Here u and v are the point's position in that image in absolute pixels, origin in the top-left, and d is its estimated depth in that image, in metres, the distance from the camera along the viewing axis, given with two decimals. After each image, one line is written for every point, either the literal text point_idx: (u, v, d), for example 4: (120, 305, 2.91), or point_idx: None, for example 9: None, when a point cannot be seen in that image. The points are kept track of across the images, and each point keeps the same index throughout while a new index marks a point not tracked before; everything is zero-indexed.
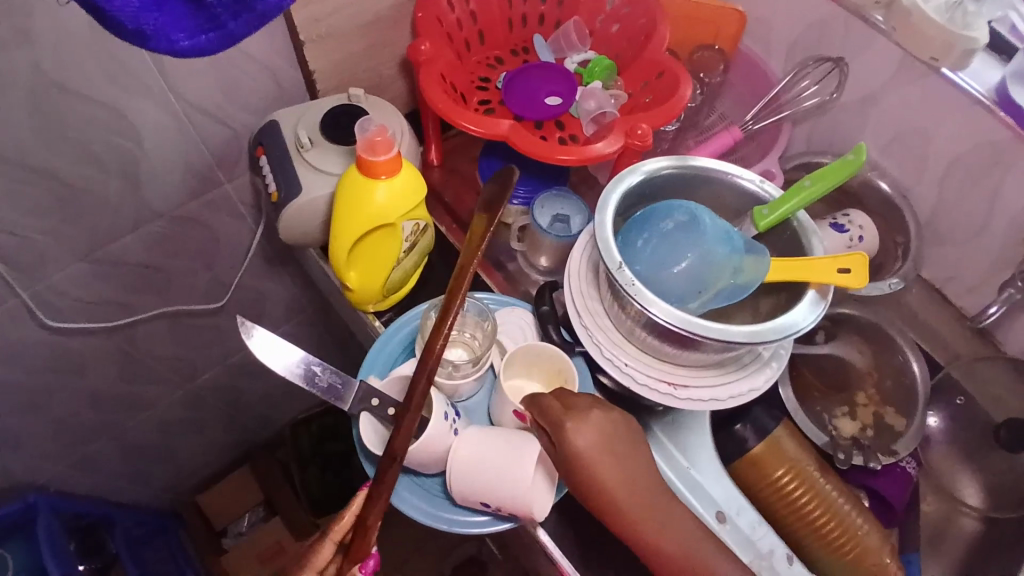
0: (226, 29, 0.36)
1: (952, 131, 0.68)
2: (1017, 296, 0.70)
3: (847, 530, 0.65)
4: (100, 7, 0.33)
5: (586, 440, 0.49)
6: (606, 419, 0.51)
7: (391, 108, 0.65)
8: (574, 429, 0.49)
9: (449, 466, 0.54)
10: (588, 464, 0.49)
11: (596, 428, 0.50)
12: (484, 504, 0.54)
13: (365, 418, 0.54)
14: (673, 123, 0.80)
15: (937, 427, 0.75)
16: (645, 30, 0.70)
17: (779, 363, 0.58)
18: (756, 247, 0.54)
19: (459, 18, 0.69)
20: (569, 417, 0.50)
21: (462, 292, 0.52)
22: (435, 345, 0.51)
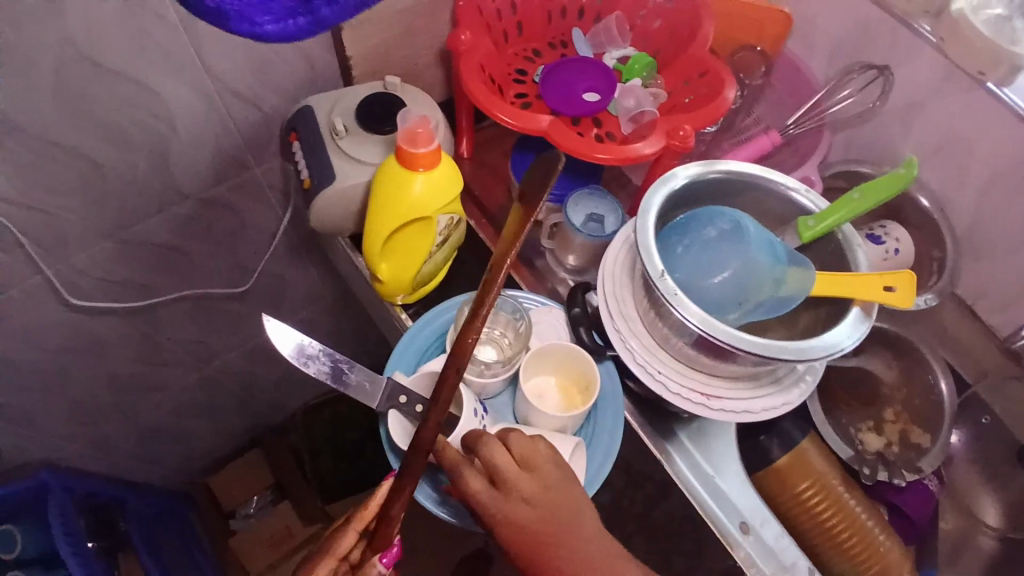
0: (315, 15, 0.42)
1: (998, 145, 0.66)
2: None
3: (870, 546, 0.64)
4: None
5: (511, 522, 0.47)
6: (536, 490, 0.48)
7: (428, 98, 0.64)
8: (501, 513, 0.48)
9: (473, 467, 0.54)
10: (523, 548, 0.47)
11: (523, 506, 0.48)
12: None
13: (394, 417, 0.54)
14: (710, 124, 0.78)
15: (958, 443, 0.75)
16: (688, 28, 0.69)
17: (814, 377, 0.57)
18: (800, 258, 0.53)
19: (499, 7, 0.68)
20: (492, 498, 0.48)
21: (496, 288, 0.50)
22: (468, 337, 0.49)
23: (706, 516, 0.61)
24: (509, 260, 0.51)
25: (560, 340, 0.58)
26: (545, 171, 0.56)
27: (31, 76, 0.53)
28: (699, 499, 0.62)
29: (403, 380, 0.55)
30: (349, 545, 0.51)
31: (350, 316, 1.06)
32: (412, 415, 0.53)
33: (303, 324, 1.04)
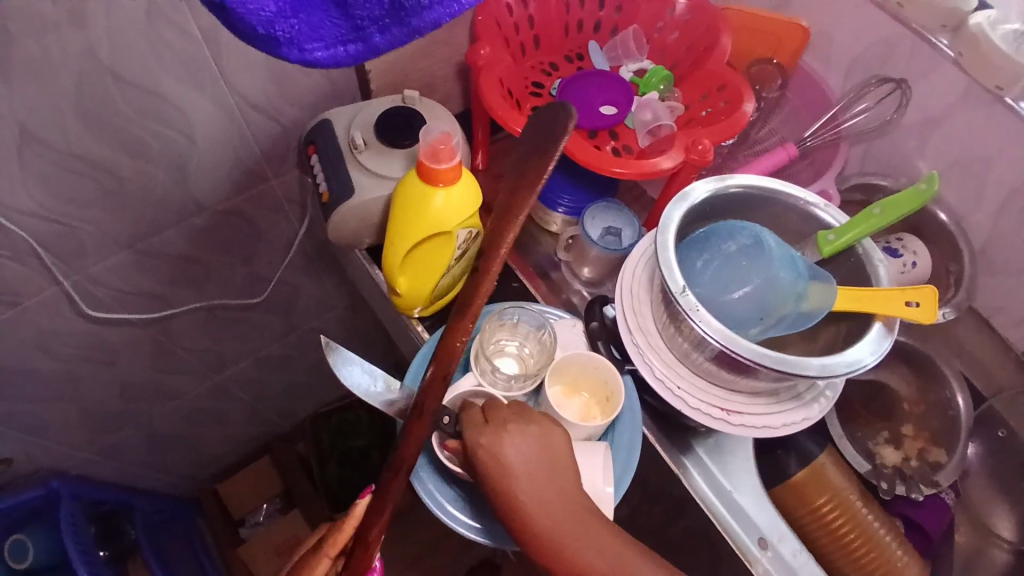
0: (369, 42, 0.34)
1: (1014, 161, 0.66)
2: None
3: (887, 562, 0.64)
4: (229, 7, 0.29)
5: (492, 453, 0.46)
6: (527, 432, 0.48)
7: (444, 111, 0.64)
8: (486, 442, 0.47)
9: None
10: (495, 480, 0.46)
11: (512, 443, 0.47)
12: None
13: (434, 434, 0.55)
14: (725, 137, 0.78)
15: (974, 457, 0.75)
16: (706, 43, 0.69)
17: (833, 393, 0.57)
18: (822, 274, 0.52)
19: (517, 21, 0.68)
20: (481, 427, 0.48)
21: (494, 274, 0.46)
22: (455, 344, 0.47)
23: (724, 531, 0.61)
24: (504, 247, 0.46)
25: (595, 354, 0.58)
26: (544, 135, 0.49)
27: (54, 90, 0.53)
28: (717, 513, 0.61)
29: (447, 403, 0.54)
30: (324, 571, 0.51)
31: (361, 325, 1.07)
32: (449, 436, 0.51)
33: (314, 334, 1.04)
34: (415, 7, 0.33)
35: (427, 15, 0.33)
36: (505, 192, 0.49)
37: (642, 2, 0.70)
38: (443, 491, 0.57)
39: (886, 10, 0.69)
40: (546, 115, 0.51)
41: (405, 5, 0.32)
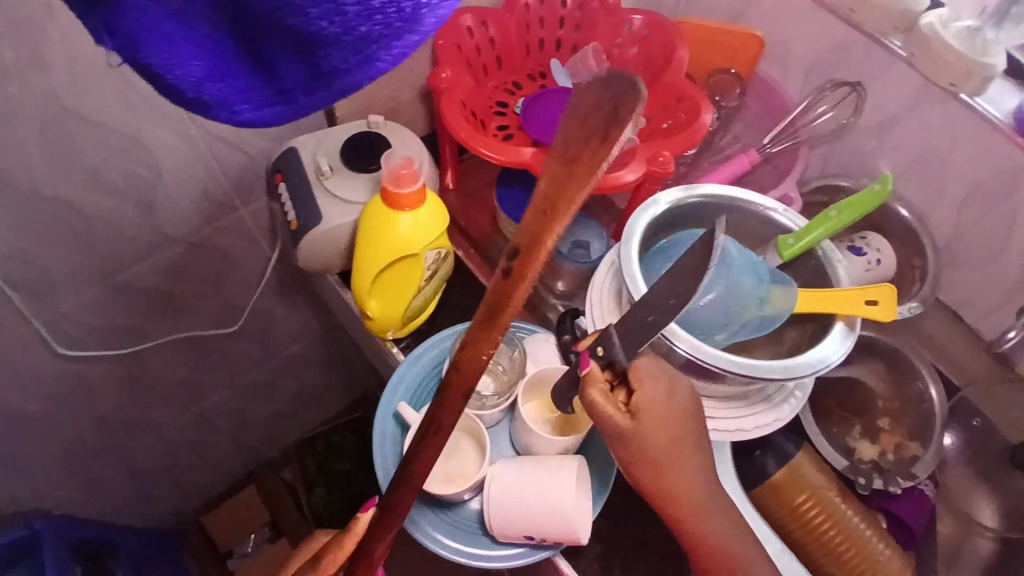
0: (297, 103, 0.31)
1: (968, 157, 0.68)
2: None
3: (869, 556, 0.64)
4: (157, 72, 0.29)
5: (665, 416, 0.46)
6: (668, 410, 0.46)
7: (410, 134, 0.64)
8: (659, 405, 0.46)
9: (499, 507, 0.52)
10: (662, 445, 0.46)
11: (658, 419, 0.46)
12: (530, 537, 0.52)
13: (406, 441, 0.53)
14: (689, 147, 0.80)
15: (952, 446, 0.76)
16: (663, 56, 0.71)
17: (802, 393, 0.58)
18: (782, 277, 0.54)
19: (478, 43, 0.69)
20: (657, 397, 0.46)
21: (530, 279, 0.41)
22: (478, 357, 0.42)
23: None
24: (545, 250, 0.41)
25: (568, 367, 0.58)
26: (598, 137, 0.42)
27: (16, 131, 0.53)
28: None
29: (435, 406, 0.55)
30: None
31: (342, 348, 1.06)
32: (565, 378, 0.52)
33: (293, 359, 1.03)
34: (334, 71, 0.29)
35: (351, 80, 0.29)
36: (546, 185, 0.42)
37: (600, 18, 0.72)
38: (424, 514, 0.56)
39: (838, 15, 0.71)
40: (597, 108, 0.42)
41: (323, 69, 0.29)
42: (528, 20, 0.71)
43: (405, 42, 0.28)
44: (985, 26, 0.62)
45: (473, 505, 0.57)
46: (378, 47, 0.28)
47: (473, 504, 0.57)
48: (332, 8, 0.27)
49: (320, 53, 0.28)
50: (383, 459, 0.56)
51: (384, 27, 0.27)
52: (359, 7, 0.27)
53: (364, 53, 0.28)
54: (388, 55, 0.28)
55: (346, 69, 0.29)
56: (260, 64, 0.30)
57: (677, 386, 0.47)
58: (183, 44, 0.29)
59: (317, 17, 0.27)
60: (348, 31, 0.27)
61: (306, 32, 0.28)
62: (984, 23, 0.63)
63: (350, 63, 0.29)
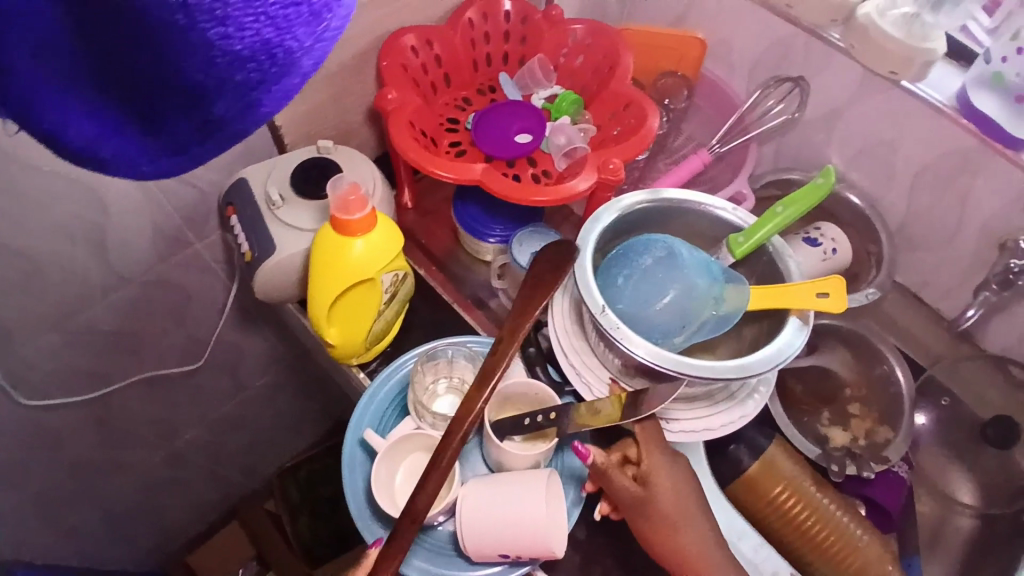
0: (191, 153, 0.31)
1: (914, 141, 0.70)
2: (992, 299, 0.72)
3: (848, 544, 0.65)
4: (51, 136, 0.30)
5: (666, 480, 0.53)
6: (669, 473, 0.54)
7: (361, 157, 0.65)
8: (658, 471, 0.53)
9: (468, 529, 0.51)
10: (666, 507, 0.53)
11: (661, 483, 0.53)
12: (504, 555, 0.52)
13: (374, 471, 0.52)
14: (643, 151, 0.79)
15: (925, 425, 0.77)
16: (608, 63, 0.72)
17: (766, 388, 0.59)
18: (734, 276, 0.54)
19: (424, 62, 0.69)
20: (655, 464, 0.54)
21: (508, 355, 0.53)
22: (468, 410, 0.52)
23: None
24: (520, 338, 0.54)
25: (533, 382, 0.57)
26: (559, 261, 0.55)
27: None
28: None
29: (401, 432, 0.54)
30: None
31: (315, 374, 1.05)
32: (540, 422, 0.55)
33: (266, 388, 1.02)
34: (220, 120, 0.29)
35: (238, 127, 0.30)
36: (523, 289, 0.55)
37: (543, 30, 0.73)
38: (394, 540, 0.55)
39: (777, 13, 0.72)
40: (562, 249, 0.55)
41: (208, 118, 0.29)
42: (472, 36, 0.72)
43: (285, 85, 0.28)
44: (923, 11, 0.62)
45: (446, 526, 0.57)
46: (259, 93, 0.28)
47: (446, 525, 0.56)
48: (205, 61, 0.27)
49: (203, 105, 0.28)
50: (353, 489, 0.55)
51: (260, 74, 0.27)
52: (230, 58, 0.27)
53: (247, 99, 0.28)
54: (270, 99, 0.29)
55: (232, 116, 0.29)
56: (149, 121, 0.30)
57: (671, 450, 0.55)
58: (70, 105, 0.29)
59: (193, 71, 0.27)
60: (226, 82, 0.27)
61: (187, 85, 0.28)
62: (920, 7, 0.63)
63: (234, 111, 0.29)
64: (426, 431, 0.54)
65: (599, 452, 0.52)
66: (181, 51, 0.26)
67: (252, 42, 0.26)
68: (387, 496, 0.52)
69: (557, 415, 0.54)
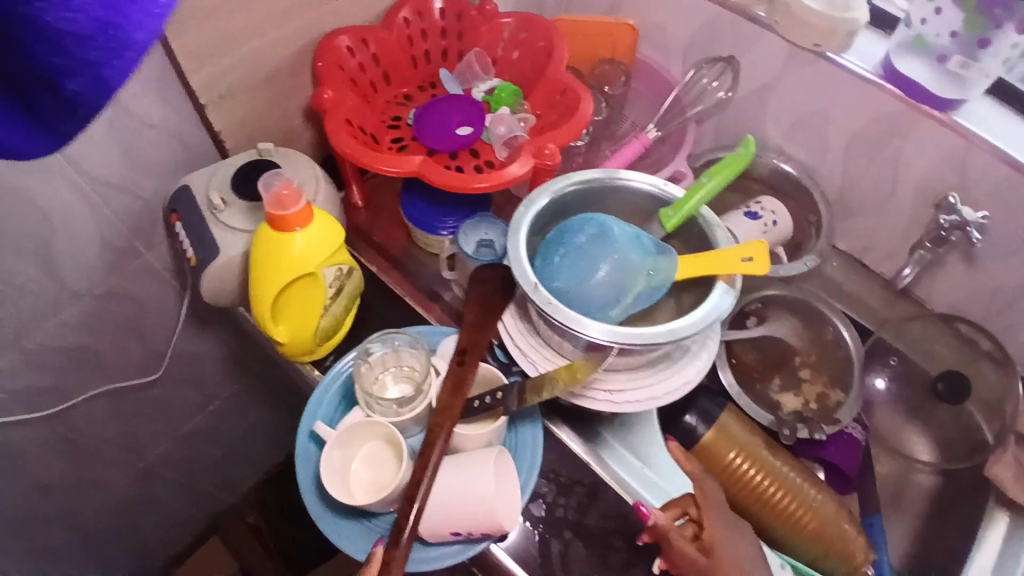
0: (63, 133, 0.34)
1: (844, 110, 0.72)
2: (927, 256, 0.75)
3: (803, 504, 0.67)
4: None
5: (728, 552, 0.55)
6: (731, 544, 0.55)
7: (303, 157, 0.66)
8: (719, 539, 0.55)
9: (430, 516, 0.52)
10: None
11: (725, 553, 0.54)
12: (457, 533, 0.53)
13: (321, 458, 0.53)
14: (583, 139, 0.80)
15: (883, 388, 0.80)
16: (544, 52, 0.74)
17: (709, 353, 0.59)
18: (665, 247, 0.56)
19: (361, 63, 0.71)
20: (717, 532, 0.55)
21: (476, 359, 0.57)
22: (448, 414, 0.55)
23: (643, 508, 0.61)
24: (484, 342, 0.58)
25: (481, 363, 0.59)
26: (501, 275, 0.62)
27: None
28: (634, 491, 0.62)
29: (349, 421, 0.55)
30: None
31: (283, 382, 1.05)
32: (496, 405, 0.55)
33: (234, 399, 1.02)
34: (78, 98, 0.32)
35: (93, 102, 0.33)
36: (476, 300, 0.61)
37: (478, 26, 0.74)
38: (346, 528, 0.55)
39: None
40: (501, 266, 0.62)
41: (66, 97, 0.32)
42: (409, 34, 0.74)
43: (125, 62, 0.31)
44: None
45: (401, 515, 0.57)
46: (103, 67, 0.31)
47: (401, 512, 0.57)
48: (51, 44, 0.30)
49: (58, 84, 0.32)
50: (304, 480, 0.56)
51: (99, 50, 0.31)
52: (70, 37, 0.30)
53: (96, 76, 0.32)
54: (114, 73, 0.32)
55: (84, 91, 0.32)
56: (23, 106, 0.33)
57: (734, 521, 0.57)
58: None
59: (45, 54, 0.30)
60: (71, 58, 0.31)
61: (42, 67, 0.31)
62: None
63: (87, 87, 0.32)
64: (373, 419, 0.55)
65: (661, 515, 0.55)
66: (29, 35, 0.30)
67: (82, 21, 0.30)
68: (336, 481, 0.53)
69: (506, 394, 0.55)
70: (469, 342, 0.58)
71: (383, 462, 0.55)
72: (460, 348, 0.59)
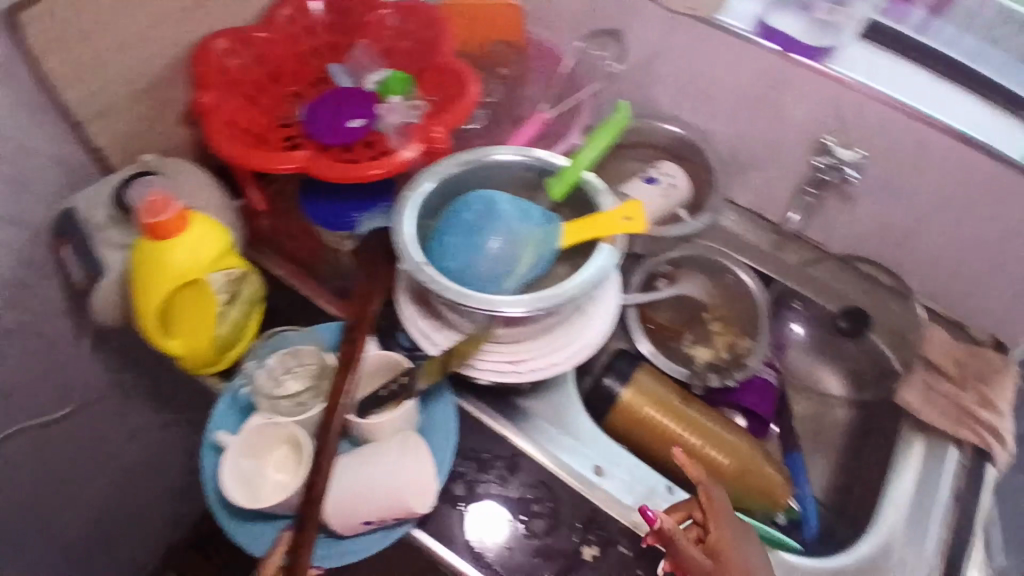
0: None
1: (725, 68, 0.74)
2: (810, 200, 0.81)
3: (719, 449, 0.70)
4: None
5: (731, 554, 0.55)
6: (736, 550, 0.55)
7: (187, 165, 0.67)
8: (722, 543, 0.55)
9: (340, 507, 0.54)
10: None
11: (730, 556, 0.54)
12: (368, 521, 0.54)
13: (224, 465, 0.54)
14: (476, 121, 0.78)
15: (801, 333, 0.85)
16: (429, 39, 0.73)
17: (607, 312, 0.62)
18: (551, 216, 0.58)
19: (244, 65, 0.70)
20: (721, 535, 0.56)
21: (361, 338, 0.59)
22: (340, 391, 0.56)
23: (563, 471, 0.64)
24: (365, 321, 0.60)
25: (376, 352, 0.59)
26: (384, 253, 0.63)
27: None
28: (553, 456, 0.64)
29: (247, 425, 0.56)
30: None
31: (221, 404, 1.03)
32: (396, 386, 0.58)
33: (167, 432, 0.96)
34: None
35: None
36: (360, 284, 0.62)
37: (362, 19, 0.75)
38: (260, 531, 0.56)
39: None
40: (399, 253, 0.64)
41: None
42: (293, 32, 0.73)
43: None
44: None
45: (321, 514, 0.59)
46: None
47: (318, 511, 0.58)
48: None
49: None
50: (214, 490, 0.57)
51: None
52: None
53: None
54: None
55: None
56: None
57: (739, 525, 0.57)
58: None
59: None
60: None
61: None
62: None
63: None
64: (271, 419, 0.56)
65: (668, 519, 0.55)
66: None
67: None
68: (240, 487, 0.54)
69: (409, 376, 0.58)
70: (354, 325, 0.60)
71: (288, 460, 0.56)
72: (349, 329, 0.60)
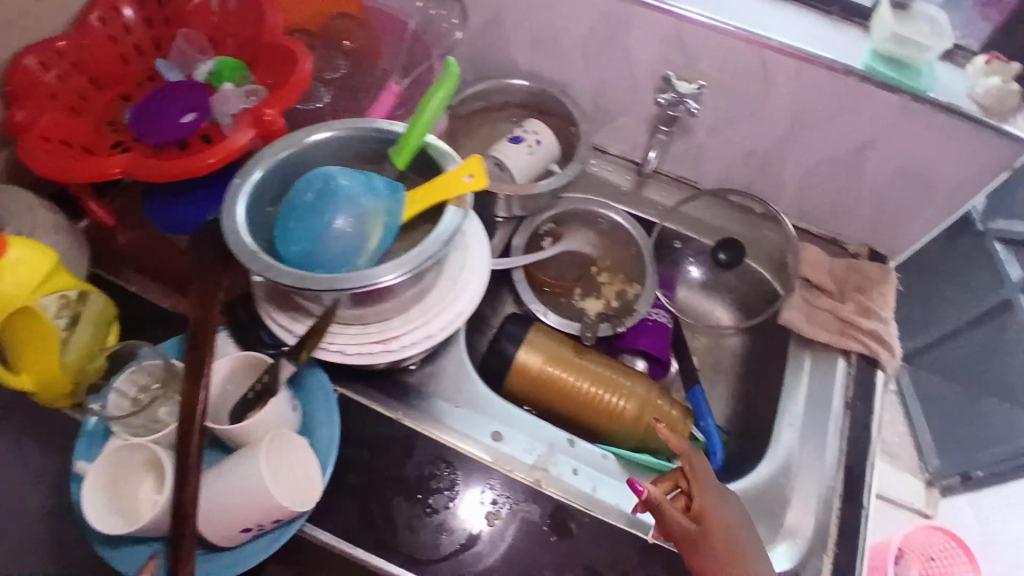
0: None
1: (569, 16, 0.73)
2: (664, 138, 0.82)
3: (617, 394, 0.70)
4: None
5: (715, 516, 0.52)
6: (723, 513, 0.53)
7: (17, 189, 0.64)
8: (706, 505, 0.53)
9: (217, 520, 0.51)
10: (719, 541, 0.51)
11: (716, 518, 0.52)
12: (248, 528, 0.52)
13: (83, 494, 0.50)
14: (325, 95, 0.75)
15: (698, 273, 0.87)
16: (255, 20, 0.69)
17: (473, 275, 0.61)
18: (395, 185, 0.57)
19: (59, 75, 0.65)
20: (706, 498, 0.53)
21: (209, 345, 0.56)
22: (194, 400, 0.53)
23: (459, 444, 0.63)
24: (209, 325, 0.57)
25: (229, 356, 0.57)
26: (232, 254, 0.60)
27: None
28: (447, 431, 0.64)
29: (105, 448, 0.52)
30: None
31: None
32: (258, 386, 0.55)
33: None
34: None
35: None
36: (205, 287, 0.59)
37: (182, 8, 0.70)
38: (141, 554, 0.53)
39: None
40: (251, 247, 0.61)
41: None
42: (108, 31, 0.68)
43: None
44: None
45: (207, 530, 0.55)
46: None
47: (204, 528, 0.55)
48: None
49: None
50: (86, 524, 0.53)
51: None
52: None
53: None
54: None
55: None
56: None
57: (723, 489, 0.55)
58: None
59: None
60: None
61: None
62: None
63: None
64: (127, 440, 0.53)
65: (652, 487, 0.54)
66: None
67: None
68: (110, 512, 0.51)
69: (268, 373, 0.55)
70: (201, 330, 0.57)
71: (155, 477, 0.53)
72: (195, 336, 0.57)
